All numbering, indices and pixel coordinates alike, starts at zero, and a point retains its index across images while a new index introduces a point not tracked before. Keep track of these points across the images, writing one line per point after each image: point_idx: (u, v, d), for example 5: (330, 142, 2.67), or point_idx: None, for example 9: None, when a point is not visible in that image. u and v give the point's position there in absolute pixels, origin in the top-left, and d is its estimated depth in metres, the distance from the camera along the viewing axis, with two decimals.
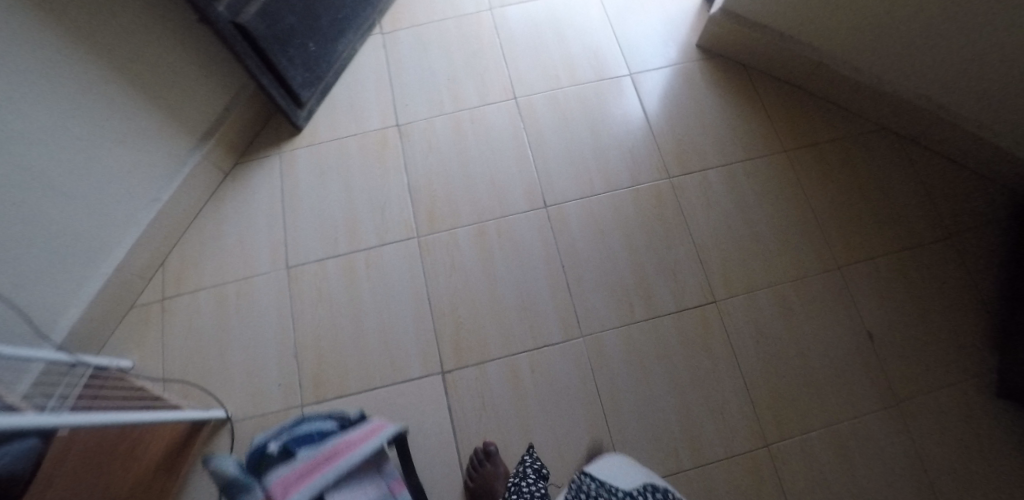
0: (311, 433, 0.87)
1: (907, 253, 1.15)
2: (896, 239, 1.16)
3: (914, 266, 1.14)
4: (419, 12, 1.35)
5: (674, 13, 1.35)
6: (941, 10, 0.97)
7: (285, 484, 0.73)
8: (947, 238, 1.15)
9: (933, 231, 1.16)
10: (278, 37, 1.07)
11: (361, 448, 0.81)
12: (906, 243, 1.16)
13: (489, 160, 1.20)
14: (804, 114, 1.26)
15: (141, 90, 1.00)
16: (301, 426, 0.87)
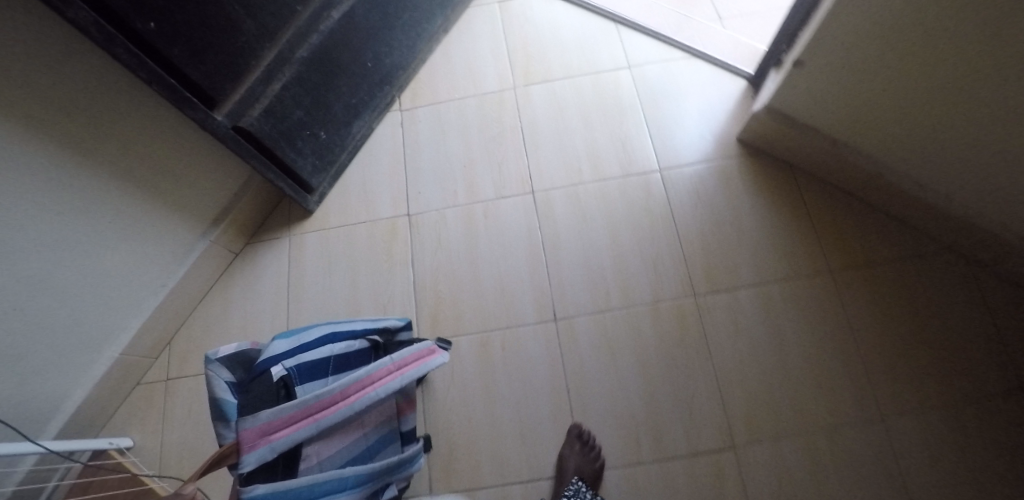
0: (328, 356, 0.81)
1: (967, 406, 1.00)
2: (955, 387, 1.01)
3: (974, 423, 0.99)
4: (440, 88, 1.29)
5: (716, 100, 1.22)
6: None
7: (264, 430, 0.65)
8: (1017, 392, 0.99)
9: (1002, 381, 1.00)
10: (286, 131, 1.02)
11: (371, 394, 0.73)
12: (967, 393, 1.01)
13: (499, 261, 1.13)
14: (856, 227, 1.11)
15: (148, 183, 0.95)
16: (315, 350, 0.79)
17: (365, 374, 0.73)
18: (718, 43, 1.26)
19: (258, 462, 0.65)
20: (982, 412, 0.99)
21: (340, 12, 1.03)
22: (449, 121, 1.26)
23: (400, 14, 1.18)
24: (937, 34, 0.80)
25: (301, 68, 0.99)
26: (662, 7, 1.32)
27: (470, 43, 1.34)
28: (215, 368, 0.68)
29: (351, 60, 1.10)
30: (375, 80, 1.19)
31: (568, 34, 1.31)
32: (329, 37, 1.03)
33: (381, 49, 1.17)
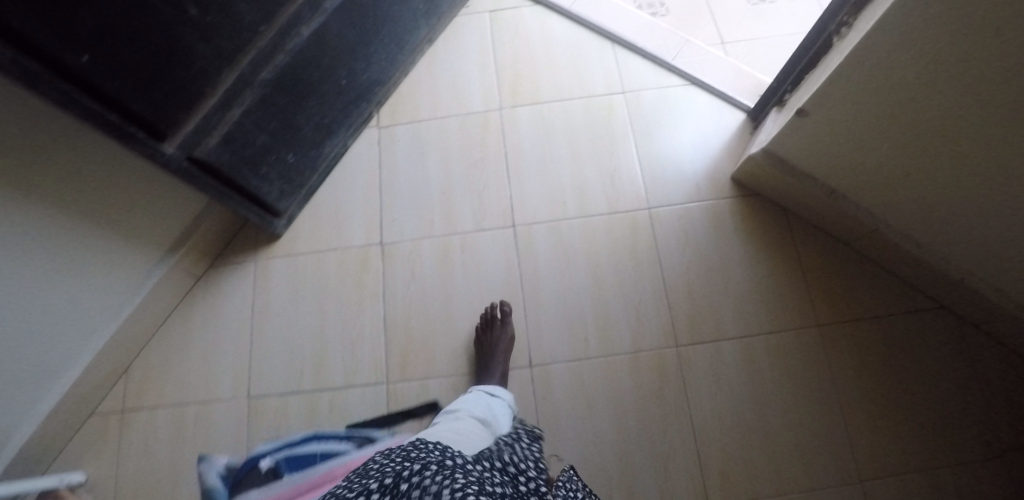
0: (312, 453, 0.92)
1: (947, 470, 0.96)
2: (936, 451, 0.97)
3: (953, 489, 0.95)
4: (422, 105, 1.22)
5: (712, 135, 1.15)
6: None
7: None
8: (1000, 459, 0.96)
9: (984, 447, 0.97)
10: (249, 158, 0.95)
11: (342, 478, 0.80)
12: (948, 457, 0.97)
13: (475, 297, 1.07)
14: (848, 280, 1.06)
15: (101, 212, 0.87)
16: (304, 447, 0.93)
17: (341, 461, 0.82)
18: (717, 73, 1.19)
19: None
20: (963, 477, 0.95)
21: (313, 29, 0.94)
22: (429, 142, 1.19)
23: (381, 27, 1.09)
24: (952, 102, 0.73)
25: (265, 91, 0.91)
26: (661, 28, 1.24)
27: (456, 56, 1.25)
28: (209, 465, 0.94)
29: (322, 79, 1.02)
30: (350, 98, 1.12)
31: (561, 53, 1.23)
32: (297, 56, 0.94)
33: (357, 65, 1.09)
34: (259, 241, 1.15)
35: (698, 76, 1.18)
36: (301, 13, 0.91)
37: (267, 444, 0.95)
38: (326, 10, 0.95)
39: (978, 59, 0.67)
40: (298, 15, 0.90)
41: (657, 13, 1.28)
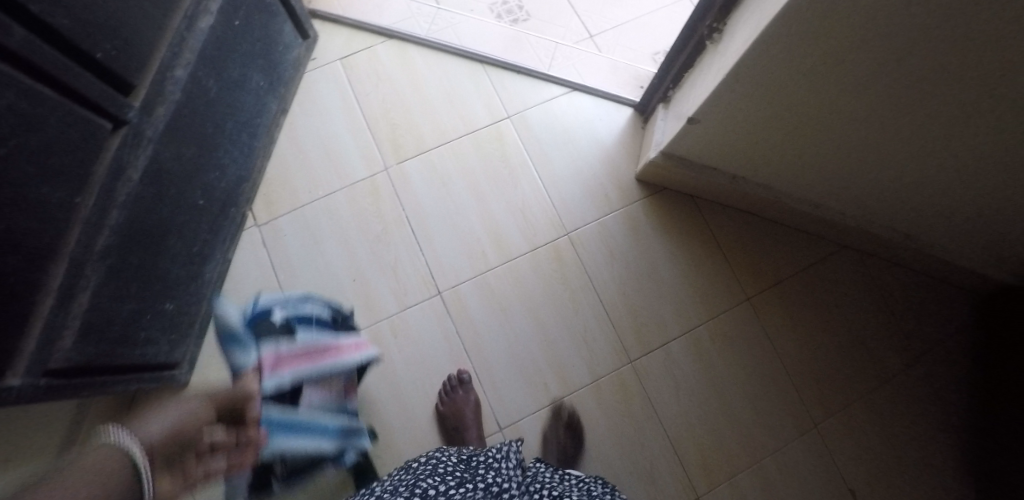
0: (310, 316, 0.85)
1: (880, 389, 1.05)
2: (867, 375, 1.06)
3: (887, 403, 1.05)
4: (298, 187, 1.09)
5: (606, 139, 1.12)
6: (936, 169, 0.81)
7: (271, 360, 0.75)
8: (917, 363, 1.07)
9: (903, 358, 1.07)
10: (120, 335, 0.82)
11: (346, 360, 0.86)
12: (878, 377, 1.06)
13: (424, 382, 1.01)
14: (763, 247, 1.10)
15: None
16: (306, 308, 0.85)
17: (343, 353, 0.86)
18: (595, 75, 1.16)
19: (275, 386, 0.75)
20: (897, 389, 1.05)
21: (142, 167, 0.77)
22: (320, 227, 1.07)
23: (223, 124, 0.93)
24: (836, 95, 0.74)
25: (109, 259, 0.77)
26: (527, 37, 1.18)
27: (319, 121, 1.12)
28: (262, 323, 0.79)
29: (174, 211, 0.87)
30: (214, 212, 0.97)
31: (432, 89, 1.13)
32: (135, 205, 0.78)
33: (210, 176, 0.93)
34: (163, 395, 0.99)
35: (578, 82, 1.15)
36: (121, 157, 0.74)
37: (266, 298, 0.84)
38: (152, 138, 0.78)
39: (856, 58, 0.66)
40: (118, 160, 0.74)
41: (517, 19, 1.20)
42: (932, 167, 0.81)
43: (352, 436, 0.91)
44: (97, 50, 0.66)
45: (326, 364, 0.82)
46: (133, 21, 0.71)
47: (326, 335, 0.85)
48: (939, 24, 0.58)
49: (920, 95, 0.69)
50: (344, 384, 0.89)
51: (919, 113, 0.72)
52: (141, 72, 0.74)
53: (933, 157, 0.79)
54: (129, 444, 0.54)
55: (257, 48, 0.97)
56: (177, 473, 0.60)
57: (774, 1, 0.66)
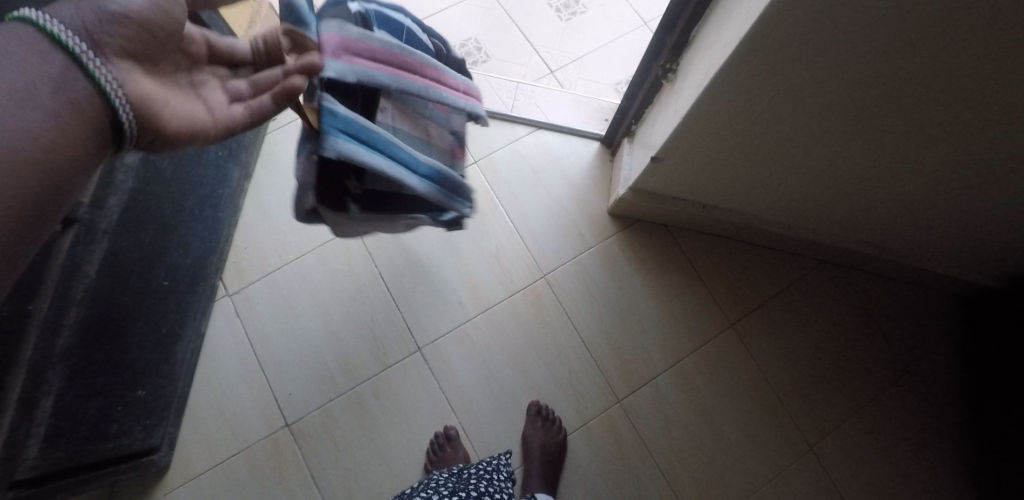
0: (397, 27, 0.64)
1: (872, 403, 1.04)
2: (858, 391, 1.05)
3: (881, 417, 1.04)
4: (267, 252, 1.07)
5: (575, 175, 1.12)
6: (906, 189, 0.81)
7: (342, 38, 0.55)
8: (905, 373, 1.06)
9: (891, 369, 1.06)
10: (90, 433, 0.80)
11: (444, 90, 0.64)
12: (868, 392, 1.05)
13: (411, 443, 0.99)
14: (741, 270, 1.10)
15: None
16: (388, 14, 0.64)
17: (441, 74, 0.65)
18: (559, 111, 1.15)
19: (338, 75, 0.54)
20: (888, 402, 1.04)
21: (100, 261, 0.75)
22: (293, 292, 1.05)
23: (183, 202, 0.91)
24: (796, 132, 0.73)
25: (71, 360, 0.73)
26: (488, 79, 1.17)
27: (285, 182, 1.10)
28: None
29: (139, 298, 0.84)
30: (182, 290, 0.94)
31: None
32: (95, 300, 0.75)
33: (174, 255, 0.91)
34: (144, 481, 0.95)
35: (542, 121, 1.14)
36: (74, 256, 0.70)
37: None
38: (106, 231, 0.74)
39: (812, 98, 0.65)
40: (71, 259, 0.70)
41: (476, 61, 1.20)
42: (900, 188, 0.81)
43: (456, 193, 0.67)
44: None
45: (414, 80, 0.60)
46: None
47: (418, 53, 0.62)
48: (888, 64, 0.57)
49: (878, 127, 0.68)
50: (442, 142, 0.70)
51: (880, 142, 0.71)
52: None
53: (899, 179, 0.79)
54: (88, 60, 0.40)
55: None
56: (183, 92, 0.51)
57: (721, 49, 0.65)
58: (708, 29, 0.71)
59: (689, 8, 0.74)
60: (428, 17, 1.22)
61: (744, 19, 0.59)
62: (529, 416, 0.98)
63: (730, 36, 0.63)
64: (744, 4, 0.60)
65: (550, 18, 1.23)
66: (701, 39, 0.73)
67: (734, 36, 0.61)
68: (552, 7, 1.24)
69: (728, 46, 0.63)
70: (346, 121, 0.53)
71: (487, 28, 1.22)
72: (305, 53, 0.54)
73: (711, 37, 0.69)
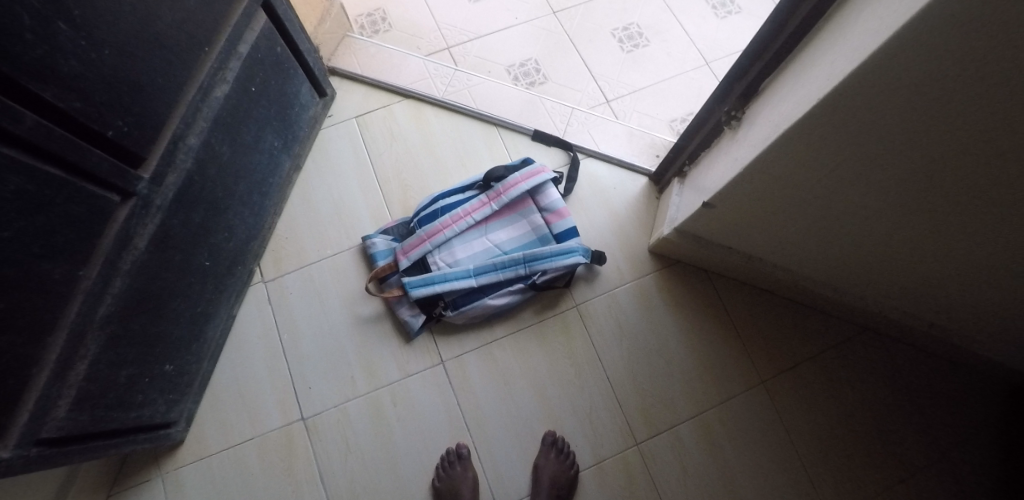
0: (451, 204, 1.04)
1: (902, 485, 0.99)
2: (889, 469, 0.99)
3: None
4: (307, 244, 1.08)
5: (619, 208, 1.10)
6: (970, 283, 0.76)
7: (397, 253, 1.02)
8: (942, 458, 1.00)
9: (927, 451, 1.00)
10: (115, 400, 0.79)
11: (489, 207, 1.02)
12: (899, 472, 0.99)
13: (421, 456, 0.97)
14: (777, 327, 1.06)
15: None
16: (443, 200, 1.05)
17: (481, 199, 1.02)
18: (612, 142, 1.15)
19: (404, 269, 1.02)
20: (919, 487, 0.98)
21: (150, 236, 0.76)
22: (327, 287, 1.06)
23: (235, 187, 0.93)
24: (859, 203, 0.70)
25: (109, 327, 0.74)
26: (543, 102, 1.17)
27: (332, 179, 1.12)
28: (384, 228, 1.07)
29: (180, 276, 0.85)
30: (220, 272, 0.96)
31: (446, 151, 1.13)
32: (139, 273, 0.76)
33: (219, 238, 0.93)
34: (158, 452, 0.97)
35: (593, 149, 1.13)
36: (127, 227, 0.72)
37: (416, 213, 1.06)
38: (160, 206, 0.77)
39: (883, 173, 0.62)
40: (124, 230, 0.72)
41: (534, 82, 1.20)
42: (962, 280, 0.76)
43: (528, 262, 0.99)
44: (108, 129, 0.67)
45: (440, 234, 1.01)
46: (148, 97, 0.71)
47: (465, 205, 1.03)
48: (969, 157, 0.54)
49: (951, 218, 0.64)
50: (519, 229, 1.04)
51: (945, 233, 0.67)
52: (153, 143, 0.74)
53: (957, 271, 0.75)
54: None
55: (272, 110, 0.97)
56: None
57: (797, 103, 0.63)
58: (783, 82, 0.69)
59: (763, 58, 0.72)
60: (491, 34, 1.24)
61: (827, 77, 0.57)
62: (543, 446, 0.96)
63: (809, 93, 0.61)
64: (827, 63, 0.58)
65: (612, 48, 1.23)
66: (773, 91, 0.71)
67: (813, 93, 0.59)
68: (615, 37, 1.24)
69: (806, 101, 0.61)
70: (433, 280, 0.99)
71: (549, 51, 1.23)
72: (392, 265, 1.02)
73: (786, 90, 0.68)
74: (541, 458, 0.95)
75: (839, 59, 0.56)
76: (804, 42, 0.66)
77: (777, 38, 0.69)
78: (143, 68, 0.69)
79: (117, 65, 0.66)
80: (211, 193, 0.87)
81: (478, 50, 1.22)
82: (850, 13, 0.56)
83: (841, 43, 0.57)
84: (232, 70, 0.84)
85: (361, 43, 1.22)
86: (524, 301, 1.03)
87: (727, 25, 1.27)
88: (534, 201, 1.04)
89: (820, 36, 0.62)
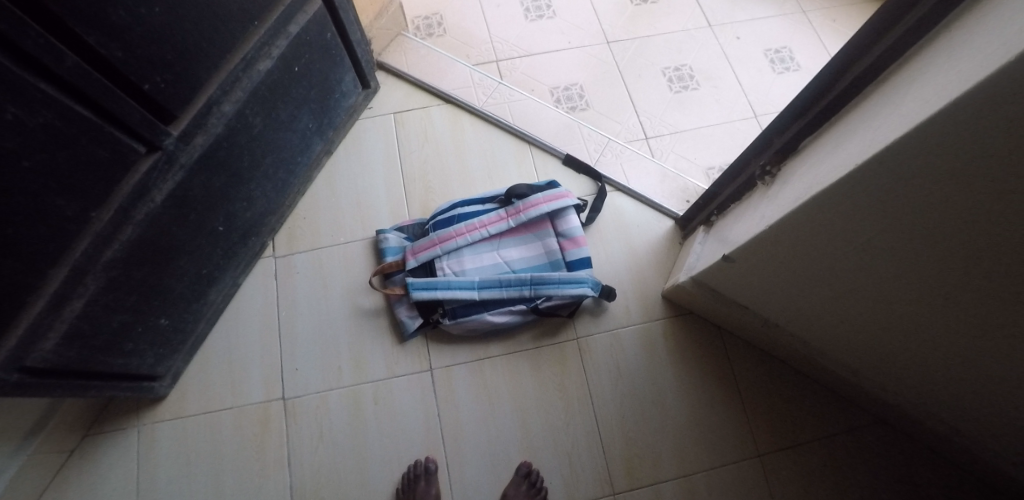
0: (468, 213, 1.03)
1: None
2: None
3: None
4: (323, 228, 1.09)
5: (638, 247, 1.07)
6: (1001, 397, 0.69)
7: (407, 253, 1.02)
8: None
9: None
10: (105, 345, 0.80)
11: (505, 222, 1.00)
12: None
13: (391, 461, 0.95)
14: (785, 399, 1.00)
15: None
16: (461, 208, 1.04)
17: (498, 213, 1.01)
18: (642, 179, 1.12)
19: (409, 269, 1.01)
20: None
21: (168, 191, 0.77)
22: (333, 273, 1.06)
23: (262, 159, 0.94)
24: (887, 282, 0.65)
25: (111, 272, 0.75)
26: (580, 128, 1.16)
27: (359, 168, 1.13)
28: (399, 225, 1.07)
29: (191, 235, 0.87)
30: (233, 239, 0.97)
31: (475, 160, 1.13)
32: (151, 225, 0.77)
33: (237, 206, 0.94)
34: (140, 404, 0.97)
35: (622, 183, 1.11)
36: (148, 179, 0.74)
37: (433, 215, 1.05)
38: (184, 164, 0.78)
39: (915, 253, 0.58)
40: (144, 181, 0.74)
41: (575, 107, 1.19)
42: (993, 391, 0.69)
43: (533, 284, 0.97)
44: (145, 83, 0.69)
45: (450, 241, 1.00)
46: (192, 59, 0.73)
47: (481, 216, 1.02)
48: (1011, 256, 0.49)
49: (986, 319, 0.59)
50: (533, 250, 1.02)
51: (978, 332, 0.61)
52: (188, 103, 0.76)
53: (987, 378, 0.68)
54: None
55: (313, 93, 0.99)
56: None
57: (835, 167, 0.59)
58: (824, 143, 0.66)
59: (806, 116, 0.69)
60: (542, 54, 1.24)
61: (869, 144, 0.54)
62: (516, 476, 0.93)
63: (848, 157, 0.57)
64: (871, 129, 0.55)
65: (660, 86, 1.22)
66: (812, 151, 0.68)
67: (852, 158, 0.56)
68: (665, 76, 1.23)
69: (843, 165, 0.57)
70: (435, 285, 0.98)
71: (596, 79, 1.22)
72: (399, 264, 1.01)
73: (825, 152, 0.64)
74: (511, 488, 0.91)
75: (884, 127, 0.52)
76: (851, 105, 0.63)
77: (824, 97, 0.66)
78: (191, 30, 0.72)
79: (166, 23, 0.68)
80: (235, 161, 0.88)
81: (526, 67, 1.23)
82: (903, 81, 0.53)
83: (889, 110, 0.53)
84: (279, 48, 0.86)
85: (413, 43, 1.24)
86: (523, 324, 1.01)
87: (783, 81, 1.23)
88: (552, 222, 1.02)
89: (869, 101, 0.59)
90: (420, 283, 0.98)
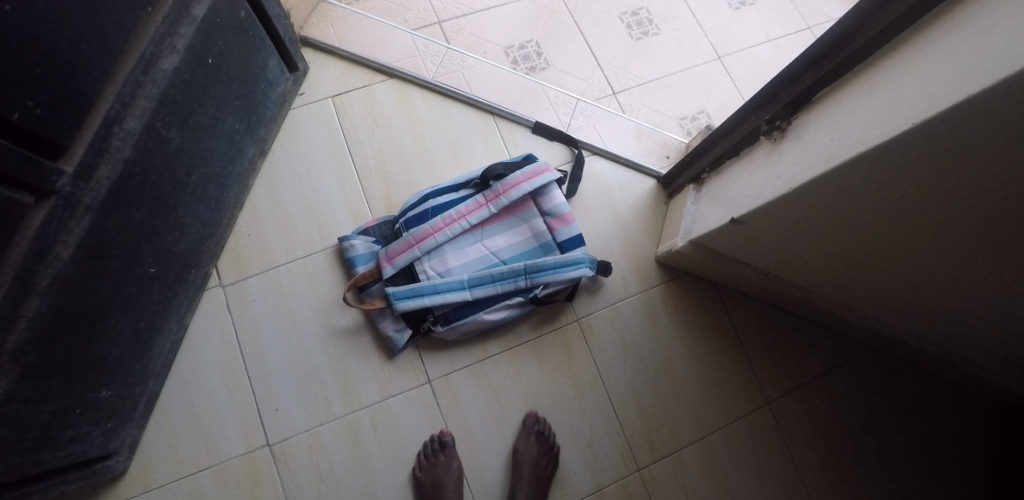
0: (442, 205, 0.92)
1: None
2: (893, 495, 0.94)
3: None
4: (275, 243, 0.94)
5: (625, 214, 1.02)
6: (1012, 329, 0.69)
7: (382, 259, 0.90)
8: (938, 479, 0.95)
9: (925, 474, 0.95)
10: (36, 441, 0.66)
11: (486, 209, 0.91)
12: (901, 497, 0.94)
13: (403, 486, 0.87)
14: (784, 343, 1.01)
15: None
16: (433, 199, 0.92)
17: (476, 200, 0.91)
18: (619, 139, 1.05)
19: (388, 277, 0.89)
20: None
21: (76, 244, 0.61)
22: (296, 293, 0.93)
23: (187, 178, 0.78)
24: (911, 240, 0.62)
25: (25, 358, 0.60)
26: (545, 91, 1.05)
27: (303, 167, 0.97)
28: (364, 230, 0.94)
29: (116, 286, 0.71)
30: (170, 277, 0.81)
31: (437, 141, 1.00)
32: (62, 290, 0.62)
33: (167, 239, 0.78)
34: (95, 486, 0.82)
35: (599, 147, 1.03)
36: (45, 234, 0.58)
37: (401, 212, 0.93)
38: (89, 206, 0.62)
39: (945, 214, 0.55)
40: (41, 239, 0.58)
41: (534, 66, 1.08)
42: (1002, 325, 0.69)
43: (528, 272, 0.89)
44: (12, 110, 0.51)
45: (429, 239, 0.89)
46: (71, 71, 0.56)
47: (458, 206, 0.91)
48: None
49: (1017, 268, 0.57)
50: (519, 234, 0.94)
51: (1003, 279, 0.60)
52: (79, 128, 0.59)
53: (999, 316, 0.68)
54: None
55: (234, 87, 0.82)
56: None
57: (877, 123, 0.54)
58: (851, 93, 0.61)
59: (829, 62, 0.64)
60: (488, 9, 1.10)
61: (922, 98, 0.49)
62: (524, 428, 0.90)
63: (891, 113, 0.53)
64: (917, 80, 0.50)
65: (620, 33, 1.13)
66: (836, 102, 0.63)
67: (903, 115, 0.51)
68: (623, 22, 1.14)
69: (889, 122, 0.52)
70: (421, 292, 0.87)
71: (552, 32, 1.11)
72: (374, 273, 0.90)
73: (856, 105, 0.59)
74: (523, 480, 0.85)
75: (941, 77, 0.47)
76: (882, 51, 0.57)
77: (849, 42, 0.61)
78: (63, 32, 0.54)
79: (24, 26, 0.50)
80: (153, 187, 0.71)
81: (473, 27, 1.09)
82: (954, 20, 0.48)
83: (940, 57, 0.48)
84: (184, 37, 0.68)
85: (339, 11, 1.06)
86: (522, 316, 0.93)
87: (740, 17, 1.18)
88: (535, 201, 0.94)
89: (906, 45, 0.54)
90: (404, 292, 0.88)
